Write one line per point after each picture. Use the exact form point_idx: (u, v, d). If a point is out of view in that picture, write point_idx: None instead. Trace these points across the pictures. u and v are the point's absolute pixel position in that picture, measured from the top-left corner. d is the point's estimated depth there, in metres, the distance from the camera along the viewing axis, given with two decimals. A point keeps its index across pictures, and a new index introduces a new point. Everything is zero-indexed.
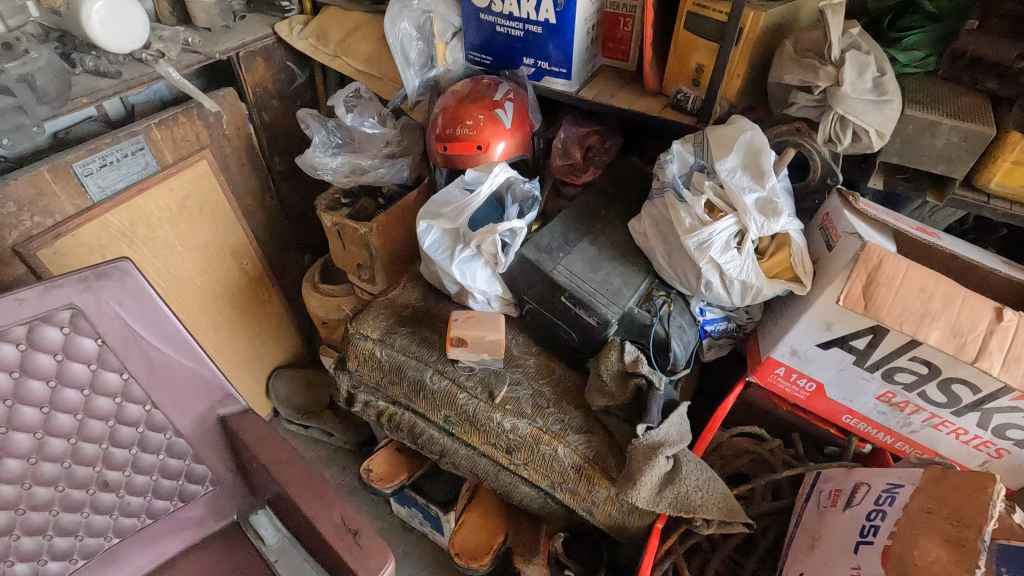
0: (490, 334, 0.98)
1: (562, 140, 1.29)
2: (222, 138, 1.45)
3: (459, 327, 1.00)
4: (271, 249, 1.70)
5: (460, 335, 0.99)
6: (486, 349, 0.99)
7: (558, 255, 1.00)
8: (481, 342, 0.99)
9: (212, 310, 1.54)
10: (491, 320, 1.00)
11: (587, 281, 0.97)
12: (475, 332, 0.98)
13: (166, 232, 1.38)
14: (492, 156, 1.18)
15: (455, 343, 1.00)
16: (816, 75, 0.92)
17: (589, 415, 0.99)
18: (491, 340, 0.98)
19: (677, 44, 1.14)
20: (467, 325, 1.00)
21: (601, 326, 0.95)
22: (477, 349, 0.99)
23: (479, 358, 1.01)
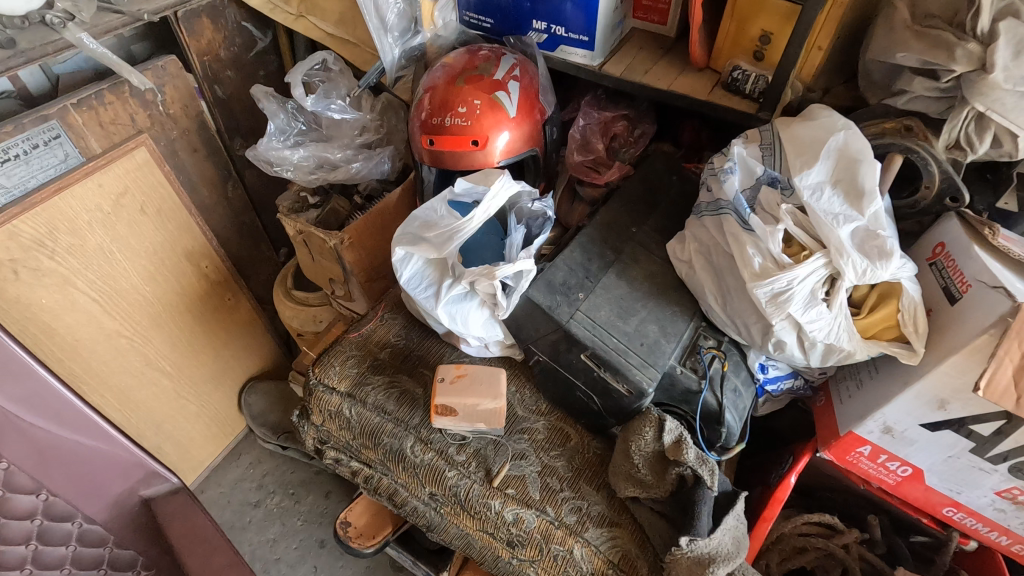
0: (486, 402, 0.77)
1: (581, 129, 1.04)
2: (165, 119, 1.19)
3: (446, 392, 0.78)
4: (235, 246, 1.46)
5: (449, 403, 0.77)
6: (481, 418, 0.78)
7: (577, 296, 0.75)
8: (475, 411, 0.77)
9: (166, 323, 1.31)
10: (488, 381, 0.79)
11: (616, 334, 0.73)
12: (468, 400, 0.77)
13: (100, 237, 1.13)
14: (491, 154, 0.91)
15: (443, 411, 0.78)
16: (949, 55, 0.64)
17: (614, 503, 0.77)
18: (488, 409, 0.77)
19: (737, 5, 0.86)
20: (458, 389, 0.78)
21: (633, 397, 0.72)
22: (471, 419, 0.78)
23: (474, 427, 0.80)
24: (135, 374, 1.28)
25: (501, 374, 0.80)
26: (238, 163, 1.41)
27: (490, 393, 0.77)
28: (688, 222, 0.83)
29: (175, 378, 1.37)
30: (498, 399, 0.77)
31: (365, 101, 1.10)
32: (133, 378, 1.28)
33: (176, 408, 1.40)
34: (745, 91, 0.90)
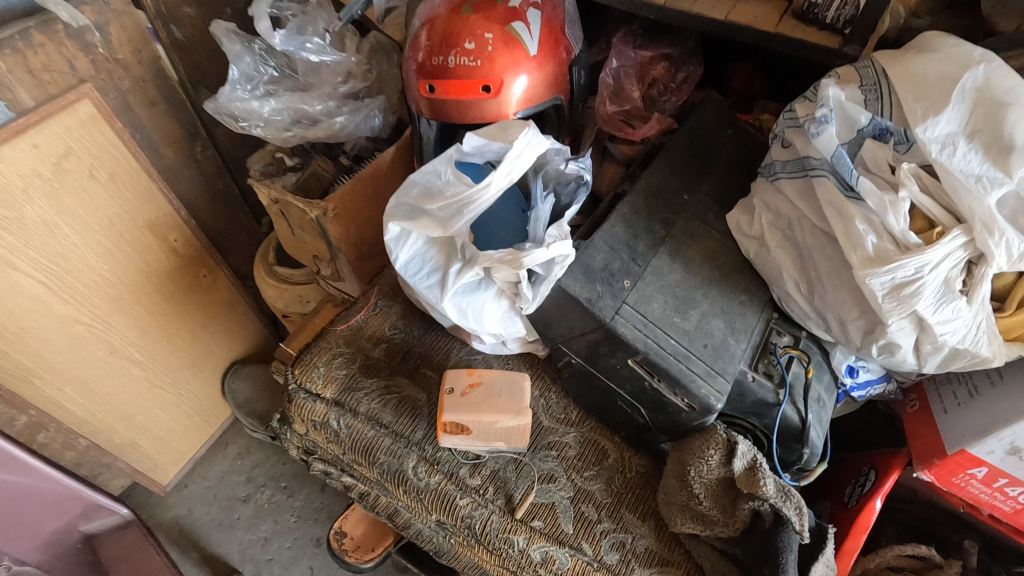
0: (508, 419, 0.61)
1: (612, 74, 0.85)
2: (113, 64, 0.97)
3: (458, 407, 0.62)
4: (207, 216, 1.27)
5: (463, 422, 0.62)
6: (501, 437, 0.63)
7: (622, 285, 0.59)
8: (495, 430, 0.62)
9: (132, 309, 1.06)
10: (509, 391, 0.63)
11: (673, 334, 0.57)
12: (486, 418, 0.61)
13: (34, 209, 0.87)
14: (506, 103, 0.73)
15: (453, 430, 0.62)
16: None
17: (663, 537, 0.63)
18: (511, 427, 0.62)
19: None
20: (473, 403, 0.62)
21: (694, 413, 0.57)
22: (488, 438, 0.63)
23: (492, 446, 0.65)
24: (94, 368, 1.04)
25: (525, 382, 0.63)
26: (205, 119, 1.21)
27: (513, 409, 0.61)
28: (752, 186, 0.68)
29: (144, 367, 1.12)
30: (523, 416, 0.61)
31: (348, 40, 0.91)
32: (97, 371, 1.04)
33: (143, 407, 1.15)
34: (826, 21, 0.70)
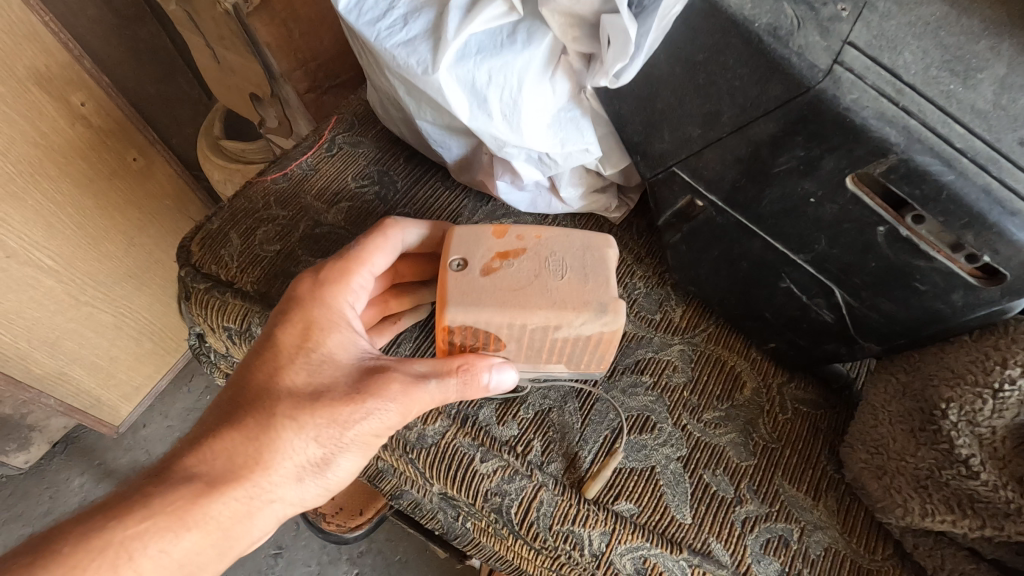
0: (573, 326, 0.31)
1: None
2: None
3: (479, 300, 0.30)
4: None
5: (486, 327, 0.31)
6: (554, 354, 0.33)
7: (835, 12, 0.26)
8: (544, 343, 0.32)
9: (63, 219, 0.56)
10: (578, 272, 0.31)
11: (959, 116, 0.25)
12: (532, 322, 0.31)
13: None
14: None
15: (466, 340, 0.32)
16: None
17: (853, 530, 0.33)
18: (577, 338, 0.32)
19: None
20: (506, 292, 0.31)
21: (990, 288, 0.26)
22: (527, 356, 0.33)
23: (535, 372, 0.35)
24: None
25: (606, 256, 0.32)
26: None
27: (588, 308, 0.30)
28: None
29: (65, 278, 0.58)
30: (612, 321, 0.31)
31: None
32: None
33: (70, 331, 0.60)
34: None
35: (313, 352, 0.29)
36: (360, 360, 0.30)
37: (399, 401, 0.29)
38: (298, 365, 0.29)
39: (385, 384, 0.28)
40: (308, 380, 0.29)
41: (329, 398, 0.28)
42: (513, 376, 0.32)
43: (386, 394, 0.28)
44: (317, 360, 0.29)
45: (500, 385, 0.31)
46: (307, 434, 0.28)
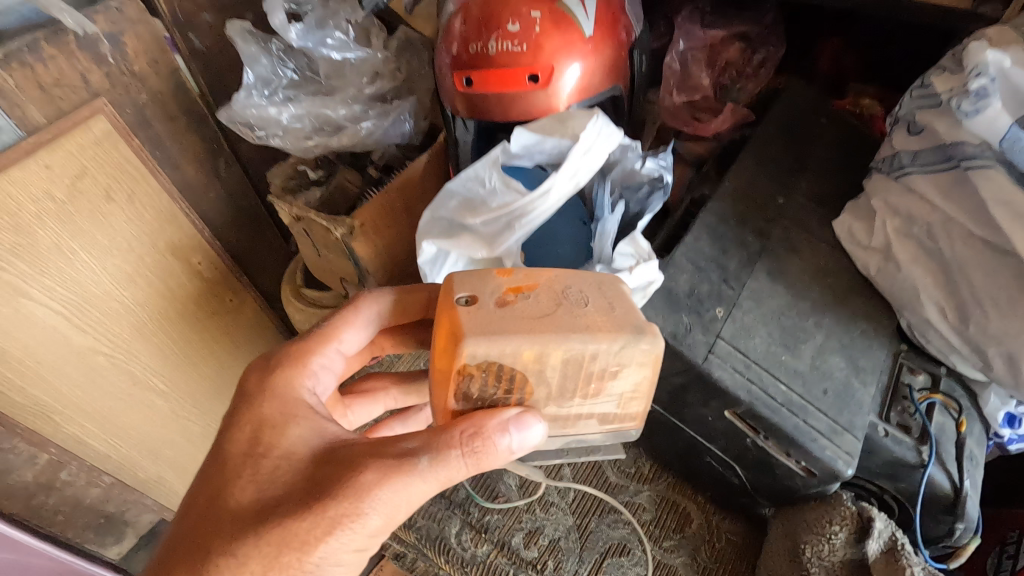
0: (606, 353, 0.31)
1: (677, 61, 0.72)
2: None
3: (503, 328, 0.30)
4: None
5: (509, 351, 0.30)
6: (581, 401, 0.33)
7: (714, 315, 0.47)
8: (569, 368, 0.31)
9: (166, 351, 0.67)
10: (594, 296, 0.33)
11: (783, 379, 0.45)
12: (562, 347, 0.30)
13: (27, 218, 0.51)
14: (560, 99, 0.60)
15: (483, 381, 0.31)
16: None
17: None
18: (599, 373, 0.32)
19: None
20: (524, 312, 0.31)
21: (812, 479, 0.45)
22: (551, 413, 0.34)
23: (563, 437, 0.36)
24: (109, 405, 0.63)
25: (619, 287, 0.34)
26: None
27: (615, 331, 0.31)
28: (867, 185, 0.55)
29: (173, 399, 0.70)
30: (644, 351, 0.32)
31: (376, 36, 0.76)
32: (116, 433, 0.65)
33: (170, 441, 0.72)
34: None
35: (263, 457, 0.33)
36: (314, 450, 0.33)
37: (375, 491, 0.30)
38: (271, 469, 0.33)
39: (353, 481, 0.30)
40: (258, 492, 0.32)
41: (278, 507, 0.31)
42: (537, 428, 0.32)
43: (354, 487, 0.30)
44: (269, 465, 0.33)
45: (527, 442, 0.31)
46: (253, 566, 0.30)
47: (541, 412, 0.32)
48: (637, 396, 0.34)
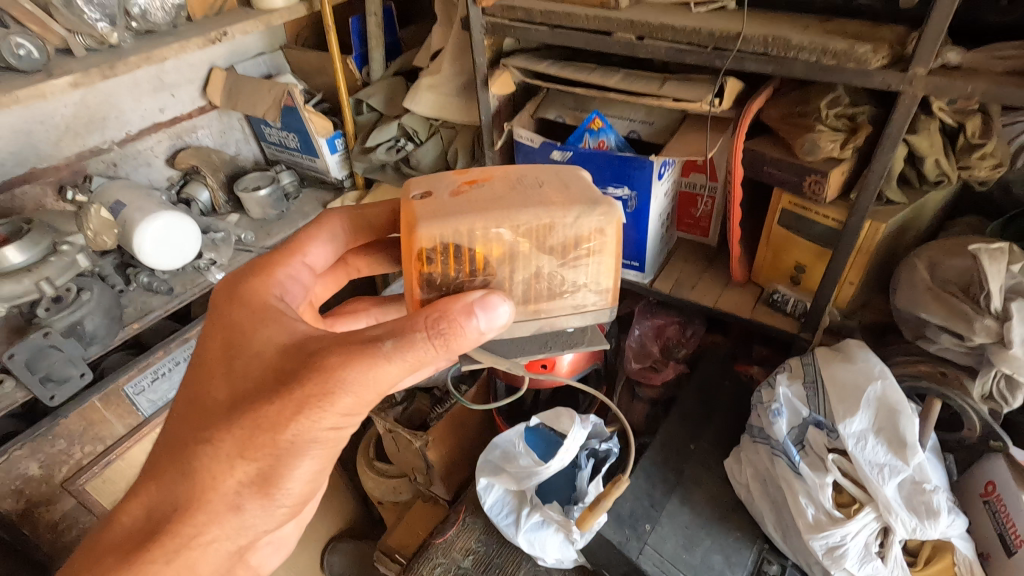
0: (564, 220, 0.52)
1: (637, 337, 1.16)
2: None
3: (459, 208, 0.51)
4: None
5: (474, 232, 0.51)
6: (551, 259, 0.54)
7: (644, 528, 0.84)
8: (524, 241, 0.53)
9: None
10: (555, 192, 0.53)
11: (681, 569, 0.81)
12: (527, 216, 0.51)
13: None
14: (560, 373, 1.01)
15: (457, 265, 0.53)
16: (970, 325, 0.72)
17: None
18: (575, 243, 0.54)
19: (770, 238, 0.99)
20: (484, 202, 0.52)
21: None
22: (514, 281, 0.55)
23: (537, 321, 0.57)
24: None
25: (585, 186, 0.55)
26: None
27: (570, 206, 0.52)
28: (742, 440, 0.91)
29: None
30: (597, 216, 0.53)
31: None
32: None
33: None
34: (787, 310, 0.99)
35: (251, 328, 0.53)
36: (291, 322, 0.53)
37: (348, 364, 0.47)
38: (250, 361, 0.51)
39: (318, 363, 0.47)
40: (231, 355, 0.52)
41: (241, 359, 0.51)
42: (501, 306, 0.51)
43: (318, 364, 0.47)
44: (259, 337, 0.52)
45: (493, 319, 0.50)
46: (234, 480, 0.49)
47: (510, 303, 0.52)
48: (597, 253, 0.55)
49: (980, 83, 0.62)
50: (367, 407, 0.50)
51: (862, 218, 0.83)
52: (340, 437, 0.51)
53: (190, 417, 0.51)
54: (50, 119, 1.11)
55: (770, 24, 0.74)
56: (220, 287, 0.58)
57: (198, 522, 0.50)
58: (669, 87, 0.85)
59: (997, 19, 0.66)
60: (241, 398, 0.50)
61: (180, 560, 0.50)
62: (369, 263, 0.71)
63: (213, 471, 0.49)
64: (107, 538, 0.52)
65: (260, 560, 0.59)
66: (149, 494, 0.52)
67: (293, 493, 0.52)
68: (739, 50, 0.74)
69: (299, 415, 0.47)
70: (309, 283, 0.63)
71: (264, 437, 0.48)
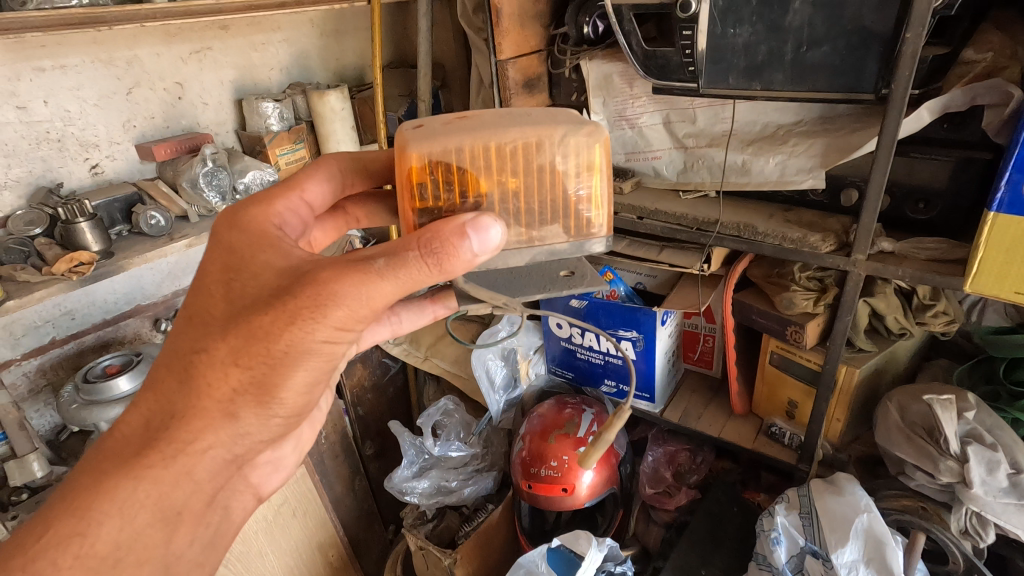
0: (551, 139, 0.54)
1: (650, 463, 1.26)
2: (320, 437, 1.40)
3: (448, 132, 0.54)
4: (355, 529, 1.54)
5: (464, 151, 0.53)
6: (541, 184, 0.55)
7: None
8: (513, 159, 0.54)
9: None
10: (542, 118, 0.55)
11: None
12: (514, 133, 0.53)
13: (261, 542, 1.24)
14: (579, 496, 1.11)
15: (448, 185, 0.54)
16: (936, 465, 0.84)
17: None
18: (562, 165, 0.55)
19: (765, 375, 1.12)
20: (471, 126, 0.54)
21: None
22: (505, 204, 0.55)
23: (533, 249, 0.56)
24: None
25: (571, 115, 0.57)
26: (365, 459, 1.61)
27: (555, 126, 0.54)
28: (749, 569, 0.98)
29: None
30: (582, 136, 0.54)
31: (475, 438, 1.37)
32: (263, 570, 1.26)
33: None
34: (785, 441, 1.10)
35: (249, 247, 0.55)
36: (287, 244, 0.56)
37: (343, 278, 0.49)
38: (249, 281, 0.53)
39: (314, 278, 0.49)
40: (226, 285, 0.53)
41: (244, 279, 0.53)
42: (496, 229, 0.50)
43: (314, 279, 0.49)
44: (258, 258, 0.54)
45: (485, 239, 0.50)
46: (231, 362, 0.51)
47: (504, 227, 0.51)
48: (589, 178, 0.55)
49: (909, 268, 0.79)
50: (360, 324, 0.52)
51: (838, 364, 0.96)
52: (332, 351, 0.53)
53: (189, 330, 0.53)
54: (157, 267, 1.35)
55: (741, 212, 0.96)
56: (221, 215, 0.59)
57: (194, 428, 0.52)
58: (666, 254, 1.04)
59: (916, 215, 0.85)
60: (238, 312, 0.52)
61: (178, 465, 0.52)
62: (367, 215, 0.76)
63: (211, 376, 0.51)
64: (103, 448, 0.53)
65: (261, 478, 0.65)
66: (148, 406, 0.53)
67: (288, 403, 0.56)
68: (718, 232, 0.95)
69: (293, 326, 0.49)
70: (308, 219, 0.66)
71: (260, 346, 0.50)
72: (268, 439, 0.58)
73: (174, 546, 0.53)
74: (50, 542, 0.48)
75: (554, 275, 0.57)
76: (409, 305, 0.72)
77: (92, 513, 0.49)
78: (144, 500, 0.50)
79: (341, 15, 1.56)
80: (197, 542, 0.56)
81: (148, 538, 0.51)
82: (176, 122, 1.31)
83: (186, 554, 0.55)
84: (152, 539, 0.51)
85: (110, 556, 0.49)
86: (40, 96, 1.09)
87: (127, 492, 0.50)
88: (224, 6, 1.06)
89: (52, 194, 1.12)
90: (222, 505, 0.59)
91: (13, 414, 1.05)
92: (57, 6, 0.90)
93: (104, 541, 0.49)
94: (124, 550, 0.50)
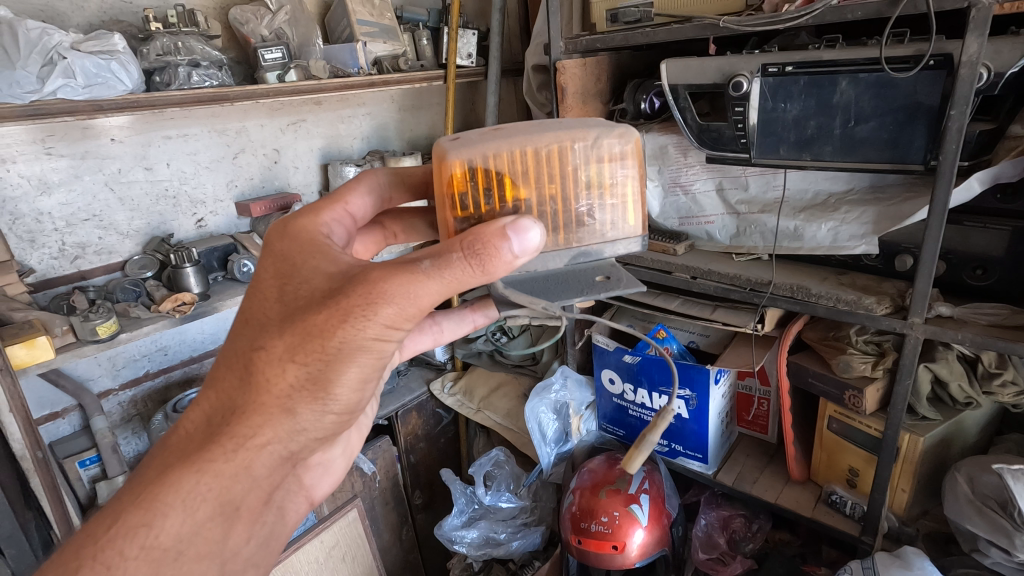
0: (584, 142, 0.59)
1: (704, 527, 1.25)
2: (373, 481, 1.45)
3: (484, 139, 0.59)
4: None
5: (502, 156, 0.58)
6: (575, 186, 0.60)
7: None
8: (549, 162, 0.59)
9: None
10: (573, 124, 0.60)
11: None
12: (549, 137, 0.58)
13: None
14: (629, 555, 1.10)
15: (487, 191, 0.59)
16: (1010, 540, 0.82)
17: None
18: (594, 164, 0.60)
19: (823, 441, 1.10)
20: (506, 133, 0.59)
21: None
22: (544, 207, 0.60)
23: (570, 251, 0.61)
24: None
25: (599, 121, 0.62)
26: (414, 509, 1.62)
27: (587, 130, 0.59)
28: None
29: None
30: (613, 138, 0.59)
31: (524, 491, 1.38)
32: None
33: None
34: (847, 511, 1.06)
35: (300, 255, 0.61)
36: (338, 252, 0.61)
37: (395, 279, 0.53)
38: (301, 285, 0.58)
39: (368, 279, 0.54)
40: (277, 290, 0.59)
41: (297, 283, 0.58)
42: (538, 233, 0.55)
43: (368, 279, 0.54)
44: (310, 265, 0.59)
45: (526, 242, 0.54)
46: (284, 359, 0.55)
47: (542, 229, 0.56)
48: (620, 181, 0.61)
49: (969, 332, 0.80)
50: (407, 323, 0.56)
51: (899, 429, 0.95)
52: (382, 350, 0.57)
53: (247, 330, 0.59)
54: None
55: (793, 275, 1.00)
56: (273, 227, 0.66)
57: (253, 424, 0.56)
58: (719, 313, 1.08)
59: (975, 281, 0.87)
60: (293, 311, 0.57)
61: (237, 459, 0.56)
62: (405, 230, 0.82)
63: (269, 372, 0.56)
64: (172, 444, 0.58)
65: (312, 481, 0.73)
66: (211, 403, 0.59)
67: (341, 400, 0.59)
68: (772, 293, 0.99)
69: (345, 323, 0.54)
70: (351, 229, 0.71)
71: (315, 343, 0.55)
72: (321, 438, 0.62)
73: (230, 543, 0.58)
74: (118, 533, 0.52)
75: (591, 279, 0.61)
76: (450, 315, 0.75)
77: (157, 505, 0.53)
78: (206, 493, 0.55)
79: (418, 93, 1.75)
80: (253, 540, 0.61)
81: (208, 533, 0.55)
82: (271, 183, 1.47)
83: (242, 551, 0.59)
84: (212, 532, 0.55)
85: (172, 548, 0.53)
86: (164, 160, 1.27)
87: (192, 484, 0.55)
88: (323, 86, 1.22)
89: (164, 242, 1.27)
90: (276, 505, 0.65)
91: (108, 438, 1.15)
92: (193, 87, 1.07)
93: (167, 533, 0.53)
94: (185, 543, 0.54)
